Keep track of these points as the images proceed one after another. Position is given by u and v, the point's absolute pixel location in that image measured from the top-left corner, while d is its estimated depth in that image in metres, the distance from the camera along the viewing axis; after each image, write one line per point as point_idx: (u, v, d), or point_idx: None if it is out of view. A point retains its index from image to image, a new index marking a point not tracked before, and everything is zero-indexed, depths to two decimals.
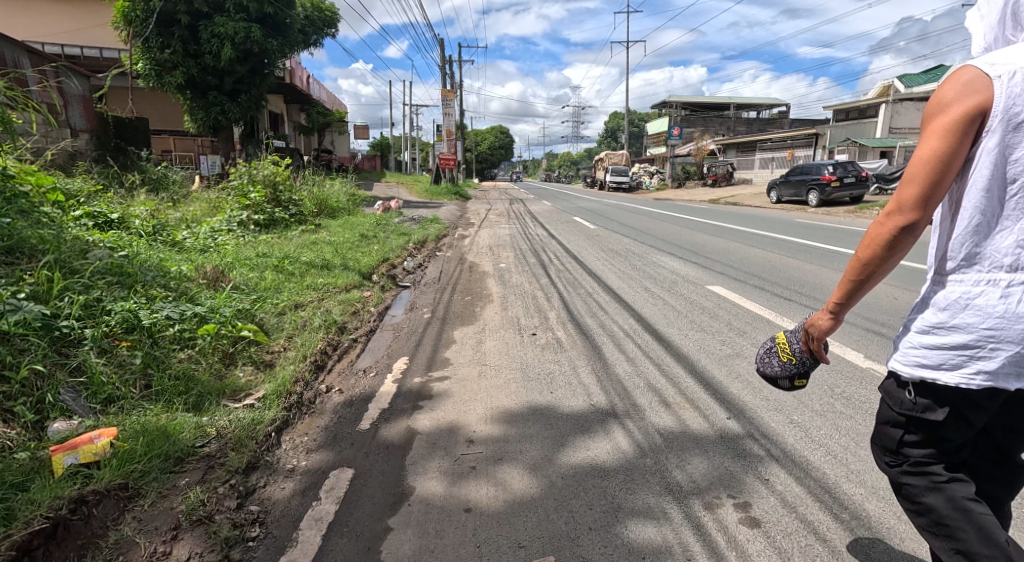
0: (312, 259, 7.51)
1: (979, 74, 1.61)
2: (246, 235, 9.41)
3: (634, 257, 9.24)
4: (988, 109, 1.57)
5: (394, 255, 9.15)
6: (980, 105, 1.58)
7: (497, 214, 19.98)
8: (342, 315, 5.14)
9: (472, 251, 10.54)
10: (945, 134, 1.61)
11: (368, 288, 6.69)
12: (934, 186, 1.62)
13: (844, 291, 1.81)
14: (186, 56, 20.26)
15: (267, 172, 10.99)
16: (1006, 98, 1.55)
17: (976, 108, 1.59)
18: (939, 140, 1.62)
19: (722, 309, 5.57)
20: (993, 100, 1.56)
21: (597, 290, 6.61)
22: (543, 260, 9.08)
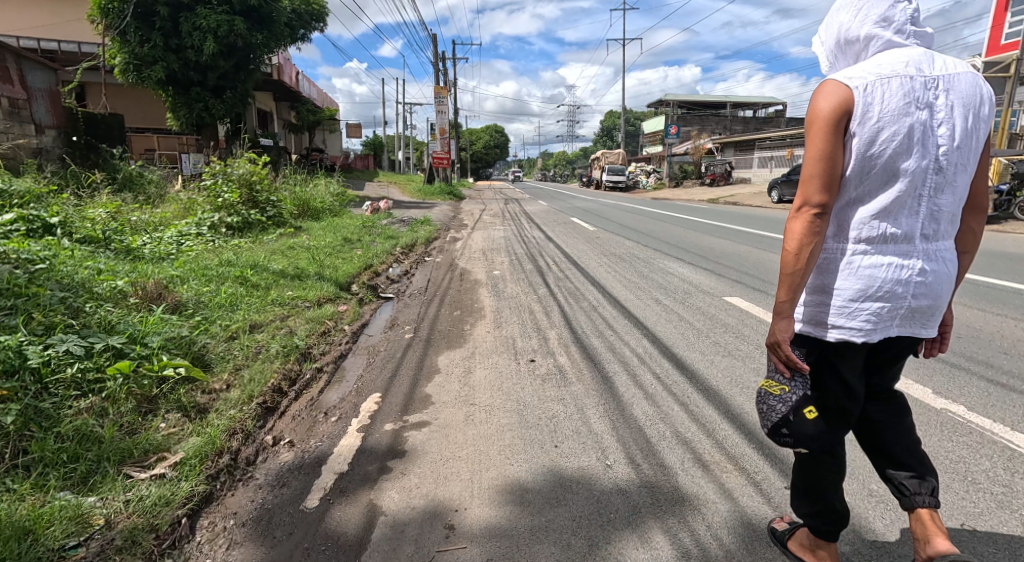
0: (284, 268, 6.76)
1: (839, 86, 1.94)
2: (217, 239, 8.65)
3: (638, 263, 8.52)
4: (850, 110, 1.90)
5: (378, 261, 8.41)
6: (848, 106, 1.90)
7: (492, 215, 19.22)
8: (306, 338, 4.38)
9: (464, 256, 9.79)
10: (827, 134, 1.91)
11: (343, 301, 5.92)
12: (829, 177, 1.91)
13: (790, 288, 1.97)
14: (167, 50, 19.47)
15: (243, 170, 10.23)
16: (862, 98, 1.89)
17: (847, 110, 1.90)
18: (824, 140, 1.91)
19: (747, 327, 4.86)
20: (851, 103, 1.90)
21: (602, 302, 5.89)
22: (541, 266, 8.36)
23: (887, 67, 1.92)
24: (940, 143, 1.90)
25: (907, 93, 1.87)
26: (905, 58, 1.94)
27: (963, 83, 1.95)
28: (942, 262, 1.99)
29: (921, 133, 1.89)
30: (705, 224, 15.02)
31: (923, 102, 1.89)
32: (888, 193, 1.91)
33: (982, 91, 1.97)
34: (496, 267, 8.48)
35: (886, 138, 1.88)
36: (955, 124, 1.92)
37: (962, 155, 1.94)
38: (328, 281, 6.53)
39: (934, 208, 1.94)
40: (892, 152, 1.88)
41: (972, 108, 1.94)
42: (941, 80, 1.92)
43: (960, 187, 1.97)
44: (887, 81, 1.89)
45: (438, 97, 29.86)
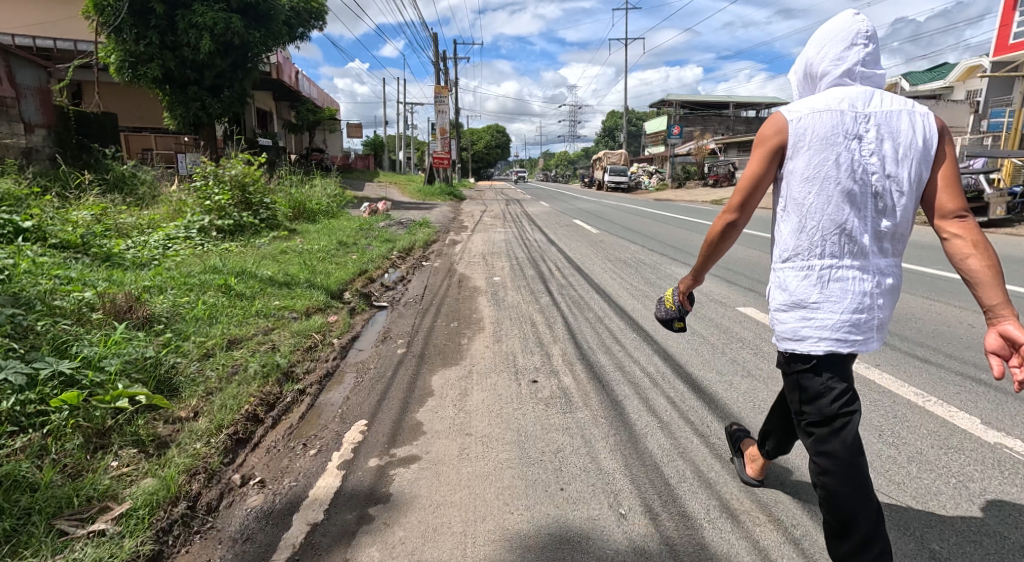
0: (274, 274, 6.44)
1: (780, 117, 2.11)
2: (207, 243, 8.34)
3: (644, 268, 8.18)
4: (778, 139, 2.09)
5: (374, 266, 8.09)
6: (777, 138, 2.09)
7: (493, 217, 18.91)
8: (289, 354, 4.04)
9: (464, 261, 9.45)
10: (755, 159, 2.14)
11: (334, 312, 5.58)
12: (751, 197, 2.12)
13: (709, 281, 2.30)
14: (163, 49, 19.17)
15: (236, 171, 9.91)
16: (790, 130, 2.06)
17: (776, 141, 2.10)
18: (751, 166, 2.14)
19: (764, 341, 4.53)
20: (781, 133, 2.08)
21: (608, 313, 5.56)
22: (543, 272, 8.02)
23: (820, 104, 2.05)
24: (873, 170, 1.98)
25: (834, 126, 2.00)
26: (842, 94, 2.05)
27: (904, 115, 2.01)
28: (886, 285, 2.02)
29: (849, 162, 1.99)
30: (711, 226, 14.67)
31: (852, 134, 1.99)
32: (819, 212, 2.01)
33: (926, 123, 2.01)
34: (496, 272, 8.14)
35: (813, 165, 2.02)
36: (890, 154, 1.98)
37: (903, 181, 1.99)
38: (320, 288, 6.20)
39: (872, 229, 2.00)
40: (819, 177, 2.01)
41: (913, 139, 1.99)
42: (875, 114, 2.00)
43: (906, 210, 2.00)
44: (815, 115, 2.03)
45: (439, 97, 29.52)
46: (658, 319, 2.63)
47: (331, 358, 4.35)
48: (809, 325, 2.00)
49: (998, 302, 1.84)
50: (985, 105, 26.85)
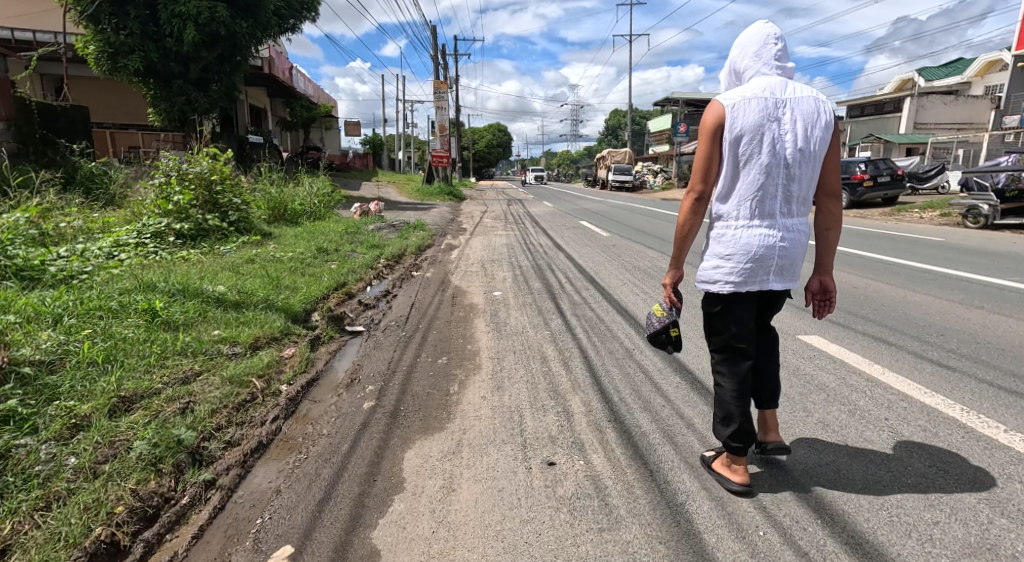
0: (224, 294, 5.24)
1: (718, 106, 2.57)
2: (161, 251, 7.20)
3: (668, 279, 7.04)
4: (720, 122, 2.53)
5: (354, 278, 6.96)
6: (717, 119, 2.53)
7: (493, 218, 17.74)
8: (205, 419, 2.88)
9: (458, 270, 8.29)
10: (707, 141, 2.56)
11: (289, 345, 4.37)
12: (705, 172, 2.56)
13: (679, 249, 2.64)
14: (145, 39, 18.04)
15: (202, 167, 8.72)
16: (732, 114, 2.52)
17: (717, 122, 2.54)
18: (705, 148, 2.56)
19: (854, 389, 3.37)
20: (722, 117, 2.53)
21: (636, 344, 4.40)
22: (551, 285, 6.87)
23: (748, 91, 2.55)
24: (790, 145, 2.53)
25: (763, 110, 2.50)
26: (768, 84, 2.56)
27: (809, 102, 2.56)
28: (796, 236, 2.59)
29: (772, 139, 2.52)
30: None
31: (775, 116, 2.52)
32: (755, 179, 2.52)
33: (825, 106, 2.60)
34: (497, 285, 6.99)
35: (750, 144, 2.51)
36: (800, 131, 2.53)
37: (809, 153, 2.56)
38: (278, 310, 5.00)
39: (792, 191, 2.55)
40: (754, 153, 2.52)
41: (817, 119, 2.56)
42: (792, 100, 2.54)
43: (813, 176, 2.59)
44: (747, 100, 2.51)
45: (437, 92, 28.35)
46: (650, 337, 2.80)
47: (269, 417, 3.15)
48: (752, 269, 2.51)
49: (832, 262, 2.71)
50: (1007, 101, 25.61)
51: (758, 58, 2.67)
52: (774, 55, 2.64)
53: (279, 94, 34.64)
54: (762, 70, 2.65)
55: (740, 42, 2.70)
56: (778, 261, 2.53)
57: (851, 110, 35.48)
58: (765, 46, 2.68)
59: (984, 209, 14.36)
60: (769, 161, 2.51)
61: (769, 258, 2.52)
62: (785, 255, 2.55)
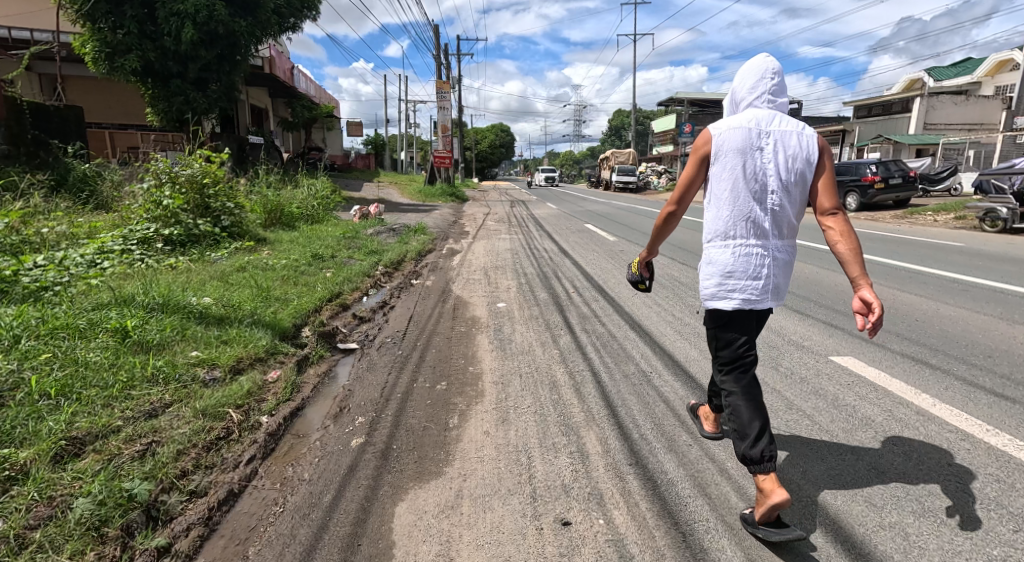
0: (209, 308, 4.87)
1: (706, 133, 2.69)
2: (147, 259, 6.84)
3: (682, 289, 6.67)
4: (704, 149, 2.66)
5: (350, 288, 6.60)
6: (700, 146, 2.67)
7: (496, 220, 17.37)
8: (165, 464, 2.52)
9: (460, 278, 7.91)
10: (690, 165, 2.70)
11: (276, 367, 4.00)
12: (687, 193, 2.70)
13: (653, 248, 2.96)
14: (143, 38, 17.72)
15: (195, 169, 8.35)
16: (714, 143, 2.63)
17: (700, 149, 2.68)
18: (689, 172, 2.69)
19: (903, 425, 3.01)
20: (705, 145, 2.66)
21: (655, 366, 4.04)
22: (558, 296, 6.50)
23: (734, 122, 2.63)
24: (772, 174, 2.58)
25: (745, 140, 2.58)
26: (754, 116, 2.63)
27: (796, 135, 2.59)
28: (777, 260, 2.61)
29: (753, 167, 2.58)
30: None
31: (758, 146, 2.58)
32: (733, 204, 2.60)
33: (813, 141, 2.62)
34: (501, 296, 6.62)
35: (730, 170, 2.60)
36: (782, 162, 2.58)
37: (792, 182, 2.60)
38: (266, 327, 4.63)
39: (772, 217, 2.60)
40: (735, 179, 2.59)
41: (801, 152, 2.59)
42: (777, 132, 2.59)
43: (796, 205, 2.61)
44: (731, 131, 2.60)
45: (440, 93, 27.97)
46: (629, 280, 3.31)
47: (245, 458, 2.77)
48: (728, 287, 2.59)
49: (859, 274, 2.48)
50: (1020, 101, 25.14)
51: (753, 90, 2.70)
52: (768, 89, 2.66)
53: (281, 94, 34.34)
54: (754, 102, 2.69)
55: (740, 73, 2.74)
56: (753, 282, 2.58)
57: (859, 110, 34.97)
58: (762, 80, 2.71)
59: (1003, 213, 13.90)
60: (748, 188, 2.58)
61: (746, 279, 2.57)
62: (762, 277, 2.58)
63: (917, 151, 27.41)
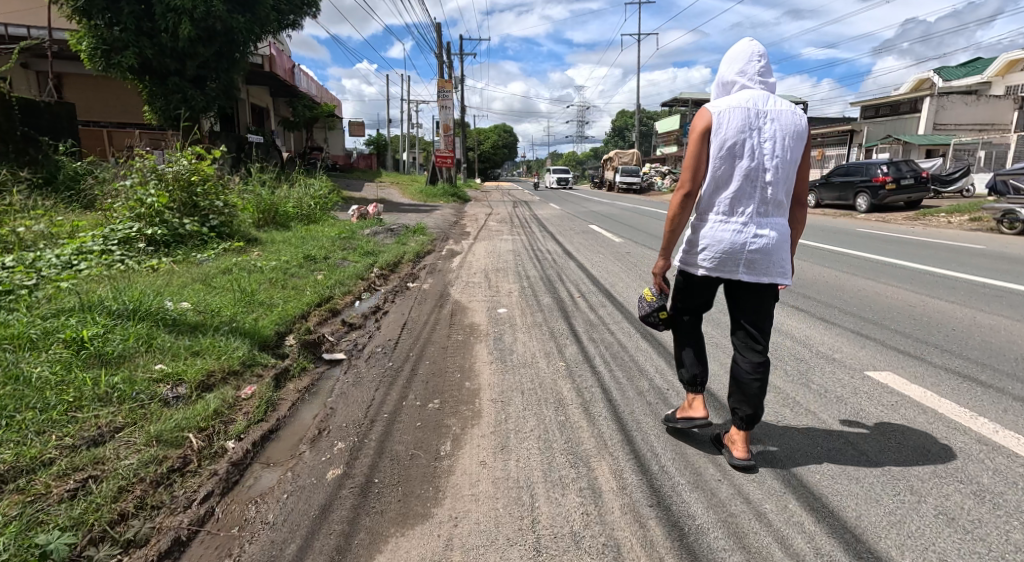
0: (185, 314, 4.47)
1: (706, 113, 2.93)
2: (127, 261, 6.47)
3: None
4: (706, 129, 2.91)
5: (341, 292, 6.21)
6: (706, 125, 2.91)
7: (499, 220, 16.93)
8: (95, 509, 2.17)
9: (459, 281, 7.51)
10: (697, 144, 2.92)
11: (252, 381, 3.62)
12: (696, 174, 2.92)
13: (666, 235, 3.01)
14: (139, 34, 17.37)
15: (182, 166, 7.96)
16: (717, 123, 2.89)
17: (706, 128, 2.92)
18: (696, 152, 2.91)
19: (965, 456, 2.61)
20: (708, 124, 2.91)
21: (672, 382, 3.64)
22: (563, 301, 6.10)
23: (732, 102, 2.92)
24: (769, 153, 2.90)
25: (744, 119, 2.88)
26: (750, 97, 2.93)
27: (786, 115, 2.93)
28: (776, 232, 2.94)
29: (751, 145, 2.89)
30: None
31: (756, 126, 2.89)
32: (738, 181, 2.90)
33: (802, 121, 2.96)
34: (502, 300, 6.22)
35: (732, 149, 2.88)
36: (776, 139, 2.91)
37: (785, 159, 2.92)
38: (245, 336, 4.23)
39: (768, 193, 2.91)
40: (735, 157, 2.89)
41: (792, 130, 2.93)
42: (772, 112, 2.91)
43: (789, 181, 2.94)
44: (732, 110, 2.89)
45: (442, 92, 27.58)
46: (642, 315, 3.23)
47: (200, 497, 2.39)
48: (738, 259, 2.87)
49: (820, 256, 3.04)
50: None
51: (743, 73, 3.03)
52: (756, 71, 2.99)
53: (282, 93, 33.98)
54: (745, 83, 3.02)
55: (729, 56, 3.05)
56: (761, 254, 2.87)
57: (867, 111, 34.50)
58: (750, 63, 3.04)
59: None
60: (747, 166, 2.89)
61: (754, 253, 2.86)
62: (769, 248, 2.88)
63: (927, 152, 26.92)
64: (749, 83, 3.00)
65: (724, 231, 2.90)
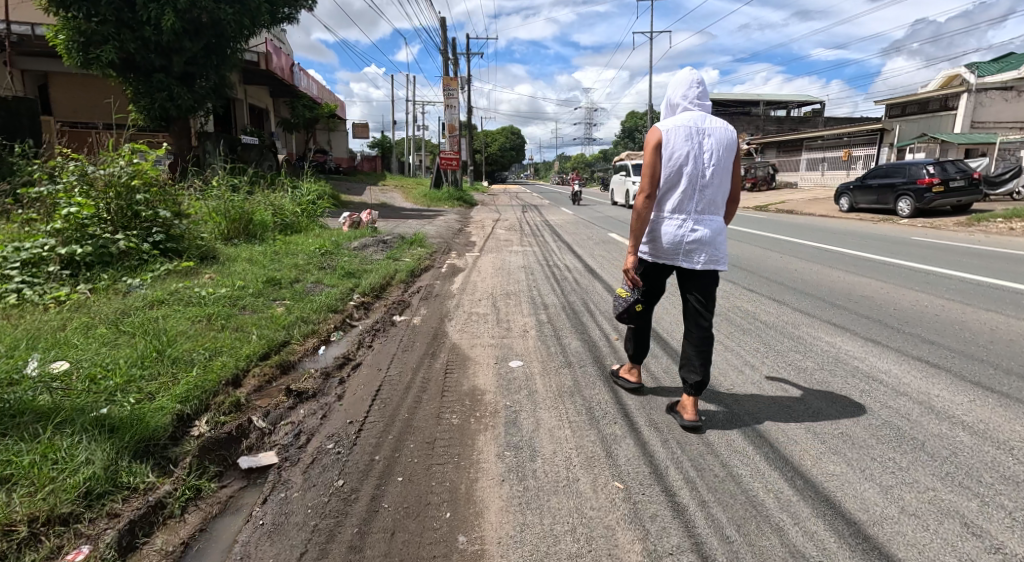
0: (36, 393, 2.90)
1: (656, 131, 3.38)
2: (28, 294, 4.92)
3: (770, 339, 4.73)
4: (658, 142, 3.35)
5: (300, 336, 4.66)
6: (657, 141, 3.35)
7: (507, 227, 15.35)
8: None
9: (459, 310, 5.99)
10: (651, 155, 3.35)
11: (89, 537, 2.13)
12: (651, 180, 3.35)
13: (631, 232, 3.38)
14: (120, 26, 15.89)
15: (121, 167, 6.36)
16: (666, 138, 3.35)
17: (658, 142, 3.35)
18: (650, 163, 3.34)
19: None
20: (659, 138, 3.35)
21: (822, 542, 2.13)
22: (598, 348, 4.57)
23: (675, 121, 3.40)
24: (708, 162, 3.39)
25: (687, 136, 3.35)
26: (690, 116, 3.41)
27: (721, 130, 3.41)
28: (717, 227, 3.43)
29: (693, 156, 3.36)
30: (796, 245, 11.05)
31: (697, 140, 3.37)
32: (684, 186, 3.37)
33: (731, 136, 3.48)
34: (514, 346, 4.70)
35: (679, 159, 3.34)
36: (714, 151, 3.40)
37: (722, 166, 3.42)
38: (110, 433, 2.65)
39: (708, 195, 3.41)
40: (681, 168, 3.35)
41: (725, 145, 3.44)
42: (710, 128, 3.39)
43: (724, 186, 3.46)
44: (676, 128, 3.36)
45: (447, 90, 26.10)
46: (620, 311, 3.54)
47: None
48: (688, 250, 3.34)
49: None
50: None
51: (684, 98, 3.49)
52: (697, 94, 3.45)
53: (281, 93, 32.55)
54: (687, 104, 3.48)
55: (674, 81, 3.51)
56: (707, 246, 3.34)
57: (891, 108, 32.80)
58: (689, 88, 3.50)
59: None
60: (690, 174, 3.37)
61: (701, 244, 3.34)
62: (710, 241, 3.37)
63: (965, 150, 25.19)
64: (690, 103, 3.47)
65: (675, 228, 3.36)
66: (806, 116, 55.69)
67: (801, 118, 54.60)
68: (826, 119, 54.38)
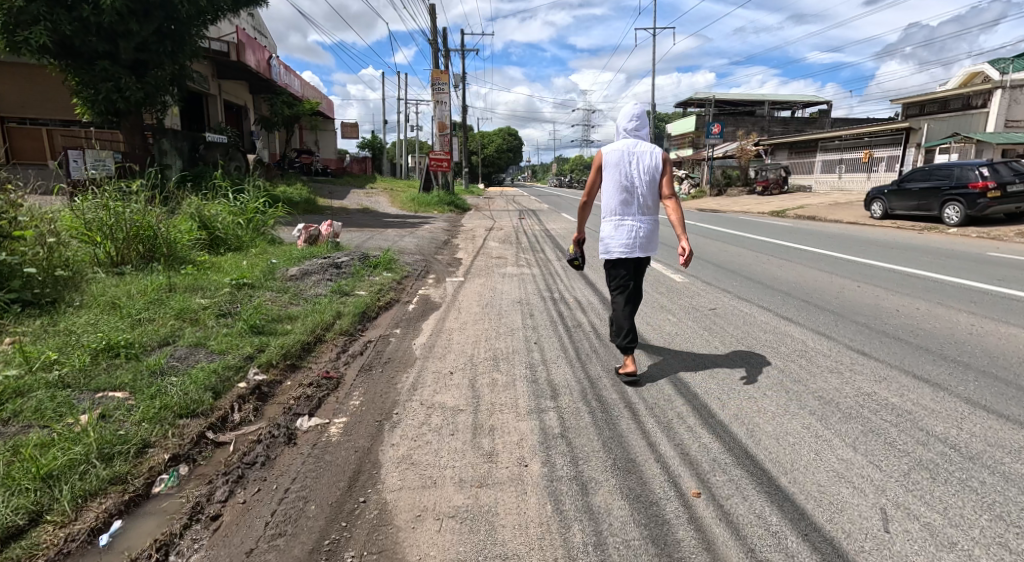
0: None
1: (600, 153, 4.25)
2: None
3: (1008, 500, 2.40)
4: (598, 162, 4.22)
5: (57, 511, 2.32)
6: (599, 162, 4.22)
7: (500, 239, 13.05)
8: None
9: (411, 400, 3.64)
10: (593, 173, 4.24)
11: None
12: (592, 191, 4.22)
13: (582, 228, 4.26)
14: (52, 2, 11.61)
15: None
16: (603, 160, 4.20)
17: (599, 162, 4.21)
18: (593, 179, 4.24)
19: None
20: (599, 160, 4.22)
21: None
22: (670, 530, 2.30)
23: (615, 148, 4.22)
24: (636, 177, 4.14)
25: (620, 157, 4.16)
26: (627, 143, 4.21)
27: (649, 152, 4.17)
28: (643, 226, 4.13)
29: (625, 173, 4.15)
30: (866, 267, 8.73)
31: (629, 161, 4.15)
32: (619, 195, 4.17)
33: (660, 156, 4.18)
34: (497, 525, 2.36)
35: (614, 174, 4.17)
36: (640, 169, 4.16)
37: (648, 180, 4.16)
38: None
39: (638, 202, 4.15)
40: (614, 181, 4.17)
41: (652, 164, 4.16)
42: (639, 152, 4.17)
43: (652, 195, 4.17)
44: (613, 152, 4.20)
45: (436, 84, 23.76)
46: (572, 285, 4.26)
47: None
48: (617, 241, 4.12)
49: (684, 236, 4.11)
50: None
51: (625, 128, 4.30)
52: (634, 125, 4.25)
53: (258, 88, 29.94)
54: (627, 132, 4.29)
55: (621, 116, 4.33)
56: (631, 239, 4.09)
57: (910, 107, 30.73)
58: (631, 121, 4.28)
59: None
60: (621, 187, 4.17)
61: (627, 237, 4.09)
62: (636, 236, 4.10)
63: (1003, 151, 22.99)
64: (631, 131, 4.27)
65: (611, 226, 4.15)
66: (813, 116, 53.55)
67: (807, 118, 52.41)
68: (833, 121, 52.31)
